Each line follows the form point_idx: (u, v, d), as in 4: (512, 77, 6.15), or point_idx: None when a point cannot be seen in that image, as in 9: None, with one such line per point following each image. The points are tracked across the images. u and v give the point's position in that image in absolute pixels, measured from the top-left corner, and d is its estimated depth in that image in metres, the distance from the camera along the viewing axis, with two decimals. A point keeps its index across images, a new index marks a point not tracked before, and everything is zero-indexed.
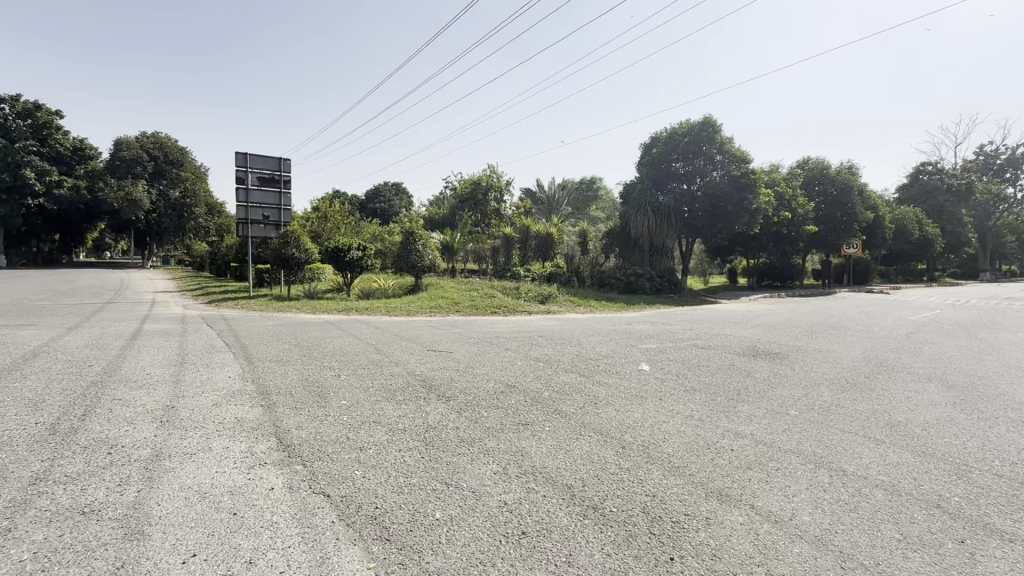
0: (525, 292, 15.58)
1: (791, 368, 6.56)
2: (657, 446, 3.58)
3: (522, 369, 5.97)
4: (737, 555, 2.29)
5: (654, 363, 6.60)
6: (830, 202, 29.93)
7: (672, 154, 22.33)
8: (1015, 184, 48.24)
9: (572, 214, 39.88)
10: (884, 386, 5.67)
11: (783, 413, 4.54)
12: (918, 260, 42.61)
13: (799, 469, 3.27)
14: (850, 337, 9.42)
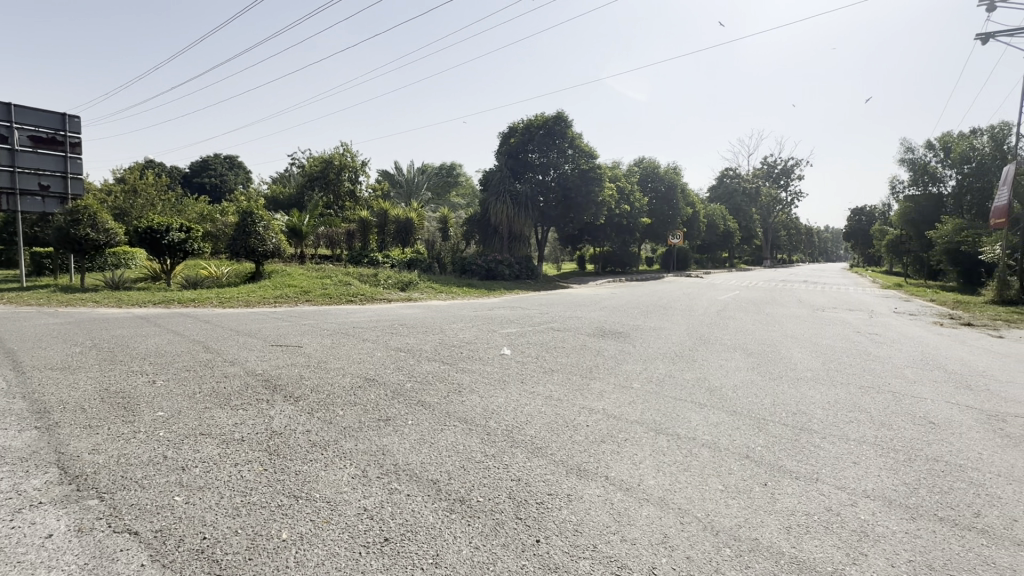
0: (383, 279, 14.89)
1: (632, 345, 7.31)
2: (520, 429, 3.66)
3: (381, 360, 5.66)
4: (595, 526, 2.42)
5: (515, 346, 6.80)
6: (660, 197, 34.26)
7: (529, 145, 23.36)
8: (786, 189, 60.76)
9: (432, 199, 39.36)
10: (703, 357, 6.62)
11: (628, 387, 5.02)
12: (723, 250, 51.24)
13: (643, 438, 3.62)
14: (677, 316, 10.88)
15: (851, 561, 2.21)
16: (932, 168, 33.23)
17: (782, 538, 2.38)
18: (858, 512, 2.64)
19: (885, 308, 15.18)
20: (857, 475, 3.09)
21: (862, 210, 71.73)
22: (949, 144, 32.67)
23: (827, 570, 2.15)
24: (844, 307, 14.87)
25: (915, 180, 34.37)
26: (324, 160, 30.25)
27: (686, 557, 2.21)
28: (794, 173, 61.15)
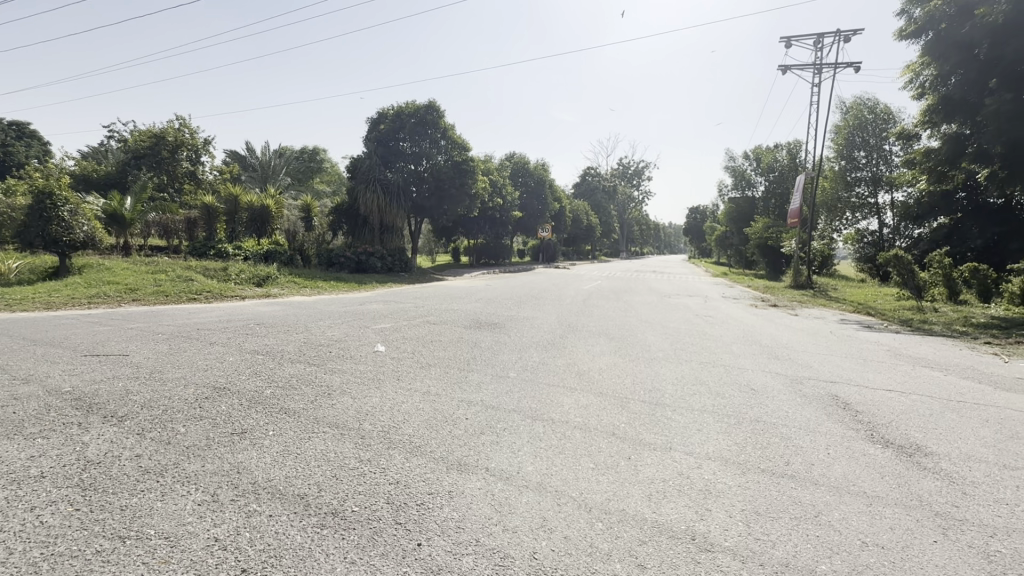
0: (234, 274, 13.23)
1: (507, 335, 7.50)
2: (397, 429, 3.50)
3: (234, 365, 5.00)
4: (478, 520, 2.41)
5: (390, 342, 6.51)
6: (529, 192, 35.76)
7: (399, 133, 22.51)
8: (638, 189, 67.70)
9: (292, 185, 36.02)
10: (573, 343, 7.05)
11: (504, 376, 5.13)
12: (586, 243, 55.36)
13: (520, 426, 3.71)
14: (547, 305, 11.45)
15: (700, 518, 2.51)
16: (748, 174, 39.63)
17: (645, 505, 2.62)
18: (702, 473, 3.01)
19: (716, 293, 17.76)
20: (701, 441, 3.54)
21: (697, 209, 82.86)
22: (759, 155, 39.23)
23: (682, 528, 2.41)
24: (685, 293, 17.02)
25: (736, 185, 40.68)
26: (152, 135, 25.78)
27: (564, 537, 2.31)
28: (644, 174, 68.24)
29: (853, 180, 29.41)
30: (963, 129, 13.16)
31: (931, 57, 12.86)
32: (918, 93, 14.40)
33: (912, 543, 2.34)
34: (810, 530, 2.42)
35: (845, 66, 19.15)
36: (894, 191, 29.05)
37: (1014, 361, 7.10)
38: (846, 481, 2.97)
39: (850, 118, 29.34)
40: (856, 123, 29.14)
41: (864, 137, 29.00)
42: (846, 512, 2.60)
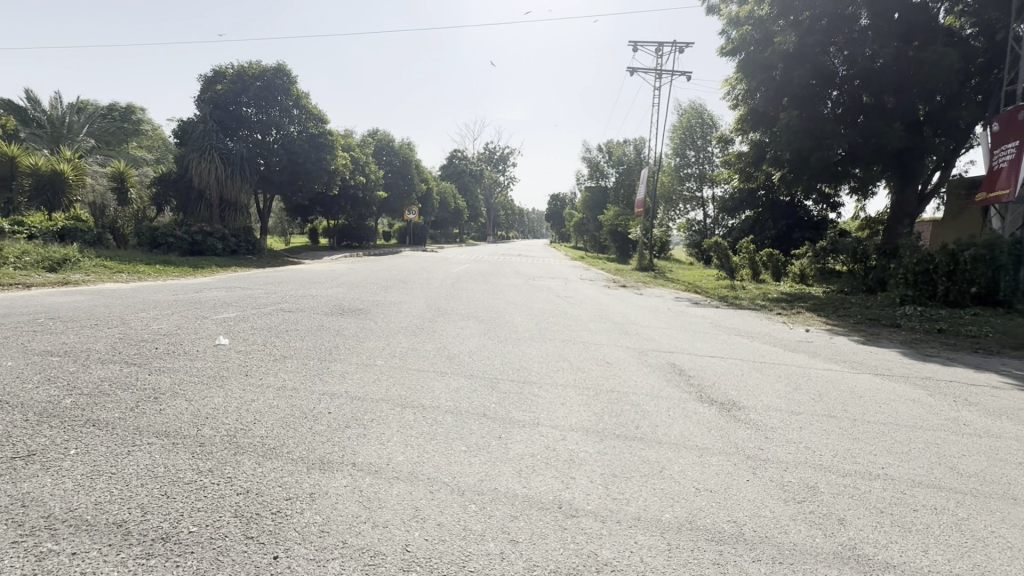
0: (12, 257, 10.43)
1: (374, 321, 7.14)
2: (246, 432, 3.11)
3: (16, 372, 3.95)
4: (345, 520, 2.25)
5: (236, 334, 5.75)
6: (395, 172, 34.37)
7: (243, 96, 19.64)
8: (504, 174, 69.54)
9: (98, 148, 29.64)
10: (442, 327, 6.99)
11: (370, 364, 4.87)
12: (454, 226, 55.40)
13: (389, 415, 3.56)
14: (414, 289, 11.17)
15: (565, 486, 2.66)
16: (602, 166, 43.07)
17: (516, 481, 2.70)
18: (566, 444, 3.21)
19: (575, 275, 19.10)
20: (565, 414, 3.78)
21: (557, 196, 87.89)
22: (610, 149, 42.89)
23: (550, 498, 2.53)
24: (547, 275, 17.98)
25: (591, 175, 44.02)
26: None
27: (438, 524, 2.27)
28: (509, 160, 70.08)
29: (685, 176, 33.77)
30: (765, 137, 15.87)
31: (744, 73, 15.21)
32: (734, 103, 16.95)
33: (732, 483, 2.78)
34: (656, 484, 2.74)
35: (680, 74, 21.75)
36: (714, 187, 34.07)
37: (797, 327, 8.87)
38: (683, 438, 3.41)
39: (683, 120, 33.69)
40: (687, 125, 33.53)
41: (694, 138, 33.43)
42: (682, 465, 2.99)
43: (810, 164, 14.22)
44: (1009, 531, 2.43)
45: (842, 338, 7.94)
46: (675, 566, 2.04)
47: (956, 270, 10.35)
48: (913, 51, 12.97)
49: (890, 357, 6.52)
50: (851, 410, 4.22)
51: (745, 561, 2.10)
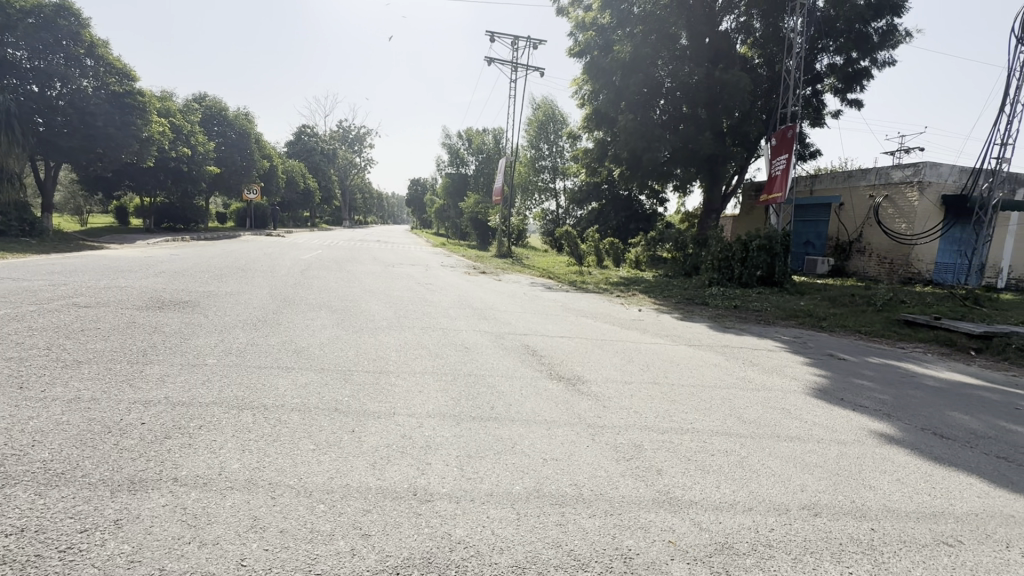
0: None
1: (203, 315, 6.24)
2: (19, 458, 2.50)
3: None
4: (161, 545, 1.96)
5: (5, 339, 4.55)
6: (230, 145, 30.20)
7: (7, 34, 15.24)
8: (360, 155, 65.72)
9: None
10: (289, 319, 6.40)
11: (199, 364, 4.27)
12: (304, 209, 50.85)
13: (222, 419, 3.17)
14: (255, 278, 10.01)
15: (420, 473, 2.67)
16: (462, 153, 43.19)
17: (369, 474, 2.62)
18: (423, 431, 3.21)
19: (436, 262, 18.98)
20: (422, 401, 3.77)
21: (418, 181, 86.00)
22: (470, 136, 43.34)
23: (405, 487, 2.52)
24: (406, 262, 17.55)
25: (451, 161, 44.06)
26: None
27: (280, 531, 2.10)
28: (366, 140, 66.42)
29: (540, 167, 35.64)
30: (607, 137, 17.51)
31: (589, 75, 16.52)
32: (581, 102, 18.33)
33: (574, 451, 3.07)
34: (508, 459, 2.89)
35: (534, 69, 22.76)
36: (566, 179, 36.57)
37: (632, 307, 10.05)
38: (533, 414, 3.65)
39: (539, 114, 35.54)
40: (543, 119, 35.44)
41: (547, 132, 35.44)
42: (531, 439, 3.20)
43: (642, 162, 16.08)
44: (774, 462, 3.09)
45: (666, 315, 9.22)
46: (524, 533, 2.19)
47: (747, 257, 12.68)
48: (720, 71, 15.37)
49: (701, 331, 7.74)
50: (670, 376, 4.94)
51: (583, 518, 2.34)
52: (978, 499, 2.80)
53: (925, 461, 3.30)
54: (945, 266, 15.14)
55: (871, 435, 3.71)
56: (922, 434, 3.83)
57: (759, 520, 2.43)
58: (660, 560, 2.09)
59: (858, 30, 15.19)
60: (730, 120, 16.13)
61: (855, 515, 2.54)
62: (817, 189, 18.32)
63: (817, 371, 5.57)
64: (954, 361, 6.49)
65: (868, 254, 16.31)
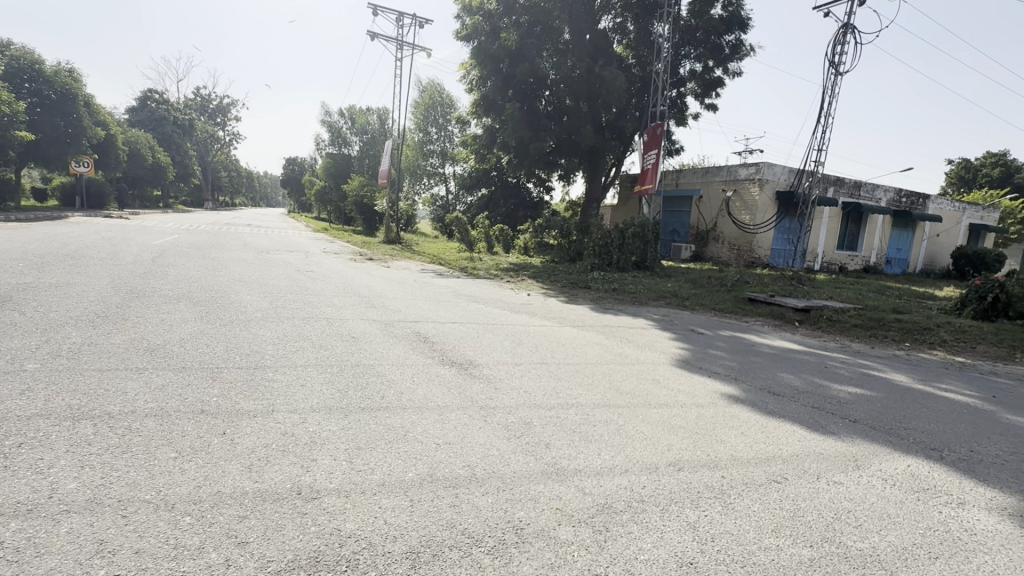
0: None
1: (19, 312, 5.15)
2: None
3: None
4: None
5: None
6: (48, 107, 24.95)
7: None
8: (224, 128, 58.56)
9: None
10: (137, 314, 5.53)
11: (16, 372, 3.52)
12: (155, 188, 44.10)
13: (53, 434, 2.68)
14: (90, 266, 8.48)
15: (306, 470, 2.51)
16: (343, 133, 40.70)
17: (244, 478, 2.40)
18: (307, 427, 3.01)
19: (316, 248, 17.73)
20: (305, 395, 3.53)
21: (294, 160, 79.31)
22: (353, 115, 40.96)
23: (287, 487, 2.35)
24: (283, 249, 16.18)
25: (332, 141, 41.33)
26: None
27: (135, 552, 1.85)
28: (230, 112, 59.42)
29: (428, 152, 34.91)
30: (495, 124, 17.70)
31: (477, 59, 16.50)
32: (469, 87, 18.27)
33: (467, 433, 3.11)
34: (400, 448, 2.84)
35: (420, 49, 22.06)
36: (455, 165, 36.30)
37: (521, 292, 10.36)
38: (426, 400, 3.63)
39: (426, 97, 34.68)
40: (430, 102, 34.69)
41: (435, 116, 34.82)
42: (424, 425, 3.18)
43: (529, 151, 16.54)
44: (646, 428, 3.43)
45: (553, 299, 9.66)
46: (418, 519, 2.18)
47: (623, 244, 13.75)
48: (599, 67, 16.30)
49: (584, 312, 8.27)
50: (557, 356, 5.21)
51: (476, 496, 2.40)
52: (800, 443, 3.41)
53: (762, 415, 3.92)
54: (778, 252, 17.87)
55: (722, 397, 4.31)
56: (760, 393, 4.54)
57: (634, 479, 2.70)
58: (548, 526, 2.22)
59: (713, 41, 17.12)
60: (608, 115, 17.21)
61: (709, 465, 2.94)
62: (681, 183, 20.40)
63: (681, 345, 6.27)
64: (784, 331, 7.73)
65: (721, 242, 18.62)
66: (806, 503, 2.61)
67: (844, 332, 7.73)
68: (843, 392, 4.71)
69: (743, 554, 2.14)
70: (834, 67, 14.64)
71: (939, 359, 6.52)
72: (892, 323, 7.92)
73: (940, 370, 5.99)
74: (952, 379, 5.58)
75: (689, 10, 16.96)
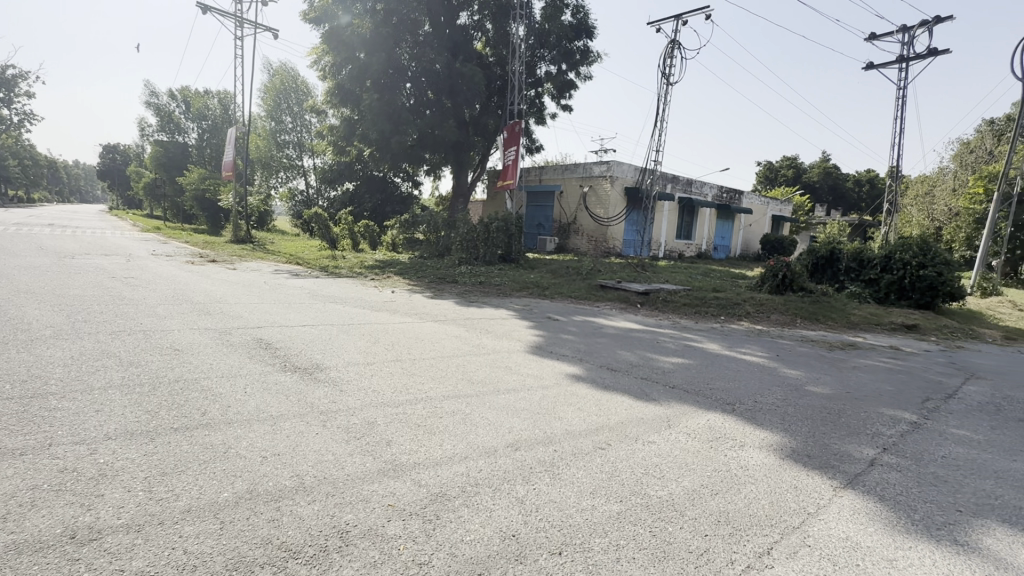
0: None
1: None
2: None
3: None
4: None
5: None
6: None
7: None
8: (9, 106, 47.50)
9: None
10: None
11: None
12: None
13: None
14: None
15: (85, 510, 2.14)
16: (176, 117, 35.49)
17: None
18: (95, 459, 2.57)
19: (142, 250, 15.25)
20: (98, 423, 3.00)
21: (114, 148, 67.57)
22: (188, 98, 35.95)
23: (55, 532, 1.99)
24: (95, 251, 13.62)
25: (161, 126, 35.83)
26: None
27: None
28: (17, 87, 48.32)
29: (282, 142, 32.10)
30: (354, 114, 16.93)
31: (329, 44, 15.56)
32: (322, 74, 17.19)
33: (301, 441, 2.93)
34: (217, 467, 2.57)
35: (264, 29, 20.09)
36: (314, 157, 33.84)
37: (386, 290, 10.06)
38: (257, 411, 3.33)
39: (276, 82, 31.74)
40: (281, 87, 31.74)
41: (289, 104, 32.00)
42: (250, 439, 2.92)
43: (390, 144, 16.11)
44: (491, 413, 3.57)
45: (418, 295, 9.54)
46: (227, 541, 2.00)
47: (488, 238, 14.09)
48: (459, 62, 16.39)
49: (449, 307, 8.31)
50: (412, 352, 5.16)
51: (301, 506, 2.28)
52: (625, 411, 3.82)
53: (597, 390, 4.32)
54: (629, 242, 19.80)
55: (566, 377, 4.67)
56: (600, 370, 5.00)
57: (472, 465, 2.79)
58: (376, 525, 2.18)
59: (565, 46, 18.28)
60: (471, 111, 17.42)
61: (544, 443, 3.15)
62: (544, 179, 21.48)
63: (536, 332, 6.63)
64: (628, 312, 8.61)
65: (580, 234, 20.03)
66: (622, 464, 2.93)
67: (675, 310, 8.85)
68: (667, 363, 5.40)
69: (562, 519, 2.33)
70: (665, 78, 16.57)
71: (745, 328, 7.79)
72: (712, 300, 9.27)
73: (744, 337, 7.18)
74: (750, 344, 6.72)
75: (542, 14, 17.83)
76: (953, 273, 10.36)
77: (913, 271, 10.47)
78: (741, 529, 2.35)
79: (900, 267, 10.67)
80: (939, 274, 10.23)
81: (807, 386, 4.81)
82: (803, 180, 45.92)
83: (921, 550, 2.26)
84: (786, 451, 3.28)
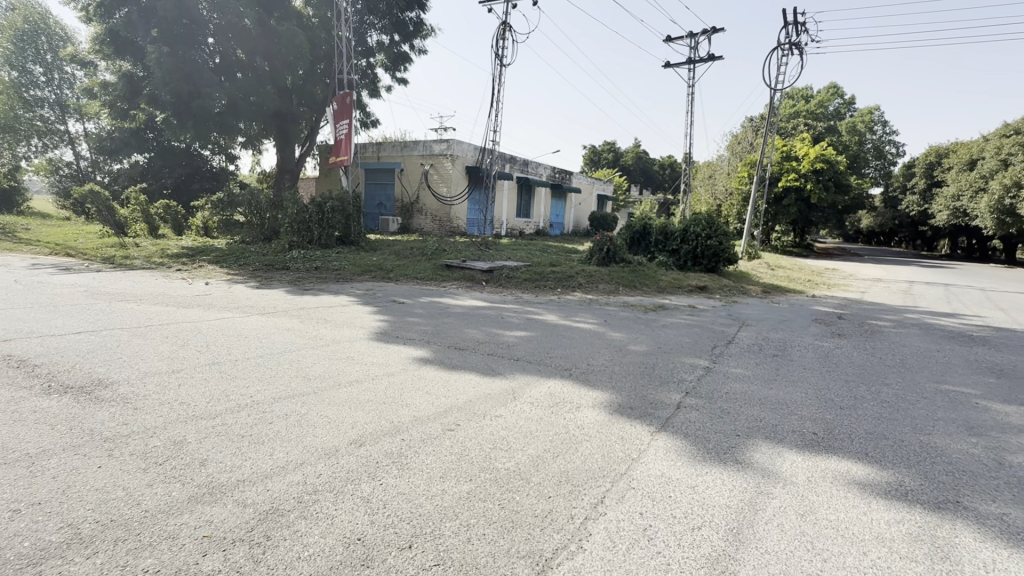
0: None
1: None
2: None
3: None
4: None
5: None
6: None
7: None
8: None
9: None
10: None
11: None
12: None
13: None
14: None
15: None
16: None
17: None
18: None
19: None
20: None
21: None
22: None
23: None
24: None
25: None
26: None
27: None
28: None
29: (31, 100, 24.96)
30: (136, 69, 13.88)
31: None
32: (84, 15, 13.68)
33: (77, 480, 2.33)
34: None
35: None
36: (84, 121, 27.11)
37: (197, 282, 8.60)
38: (3, 453, 2.54)
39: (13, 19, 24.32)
40: (21, 27, 24.38)
41: (38, 50, 24.89)
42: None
43: (191, 109, 13.65)
44: (331, 411, 3.29)
45: (239, 286, 8.37)
46: None
47: (323, 219, 12.99)
48: (274, 20, 14.48)
49: (278, 297, 7.45)
50: (235, 352, 4.51)
51: (77, 563, 1.80)
52: (472, 389, 3.87)
53: (444, 370, 4.32)
54: (473, 222, 20.11)
55: (413, 361, 4.56)
56: (447, 350, 5.00)
57: (309, 471, 2.53)
58: (186, 565, 1.84)
59: (396, 16, 17.44)
60: (293, 77, 15.64)
61: (391, 433, 3.02)
62: (382, 156, 20.49)
63: (380, 317, 6.34)
64: (474, 290, 8.76)
65: (424, 213, 19.69)
66: (470, 442, 2.95)
67: (517, 286, 9.29)
68: (510, 336, 5.63)
69: (411, 510, 2.25)
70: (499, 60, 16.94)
71: (577, 298, 8.54)
72: (549, 274, 9.94)
73: (577, 306, 7.87)
74: (583, 312, 7.40)
75: None
76: (729, 241, 12.79)
77: (703, 241, 12.65)
78: (579, 484, 2.56)
79: (694, 238, 12.78)
80: (720, 244, 12.58)
81: (628, 345, 5.47)
82: (620, 163, 51.64)
83: (715, 473, 2.73)
84: (614, 406, 3.68)
